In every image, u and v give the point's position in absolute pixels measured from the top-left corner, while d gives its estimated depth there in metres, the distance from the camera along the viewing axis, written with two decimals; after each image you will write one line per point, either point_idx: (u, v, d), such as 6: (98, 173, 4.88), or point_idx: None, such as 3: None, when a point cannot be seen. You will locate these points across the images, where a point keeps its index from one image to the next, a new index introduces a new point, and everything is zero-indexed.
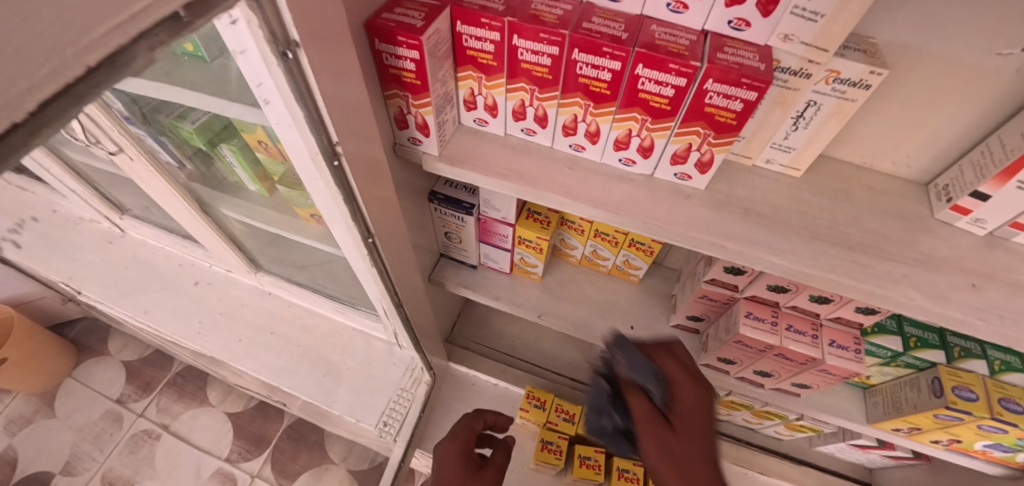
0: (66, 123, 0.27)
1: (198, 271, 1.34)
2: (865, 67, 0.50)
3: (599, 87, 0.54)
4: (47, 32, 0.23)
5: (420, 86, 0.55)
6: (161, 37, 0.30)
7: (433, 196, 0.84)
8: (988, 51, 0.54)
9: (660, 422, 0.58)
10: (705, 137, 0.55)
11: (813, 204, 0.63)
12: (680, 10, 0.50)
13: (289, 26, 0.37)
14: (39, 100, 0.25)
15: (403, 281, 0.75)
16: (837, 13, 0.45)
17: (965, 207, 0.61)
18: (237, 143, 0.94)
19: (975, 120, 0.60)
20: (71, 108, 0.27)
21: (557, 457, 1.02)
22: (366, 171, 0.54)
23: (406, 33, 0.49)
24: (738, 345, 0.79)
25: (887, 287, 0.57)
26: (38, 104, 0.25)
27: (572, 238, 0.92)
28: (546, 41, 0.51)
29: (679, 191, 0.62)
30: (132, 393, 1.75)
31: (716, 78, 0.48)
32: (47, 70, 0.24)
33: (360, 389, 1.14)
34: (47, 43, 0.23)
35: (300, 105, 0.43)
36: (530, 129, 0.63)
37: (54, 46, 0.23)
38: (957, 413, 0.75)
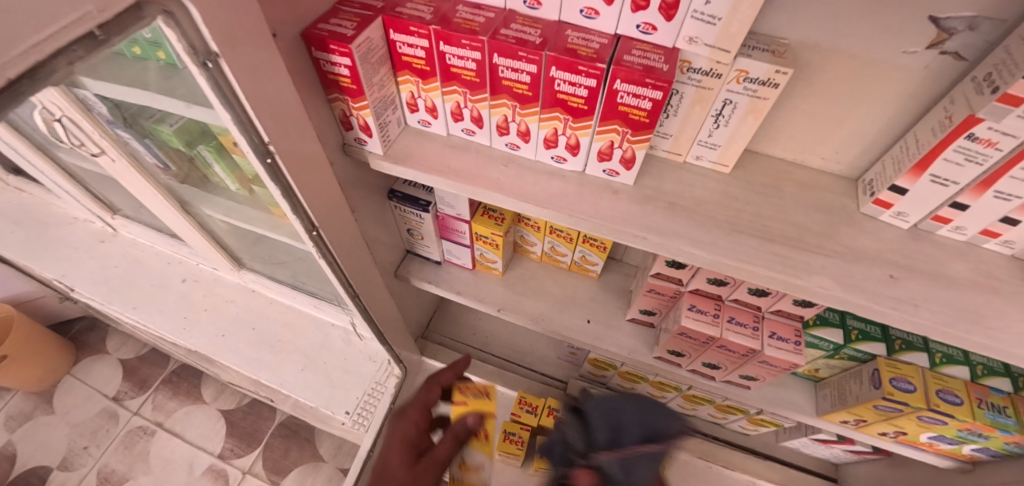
0: None
1: (185, 269, 1.38)
2: (770, 66, 0.53)
3: (521, 89, 0.57)
4: None
5: (356, 90, 0.58)
6: (79, 52, 0.33)
7: (391, 194, 0.87)
8: (894, 51, 0.56)
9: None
10: (624, 134, 0.58)
11: (740, 198, 0.66)
12: (593, 16, 0.54)
13: (207, 38, 0.41)
14: None
15: (356, 273, 0.79)
16: (731, 16, 0.48)
17: (885, 202, 0.64)
18: (214, 145, 0.98)
19: (893, 117, 0.63)
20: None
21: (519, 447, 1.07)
22: (303, 168, 0.58)
23: (336, 41, 0.53)
24: (683, 337, 0.83)
25: (804, 277, 0.60)
26: None
27: (530, 234, 0.96)
28: (468, 47, 0.55)
29: (608, 187, 0.65)
30: (129, 390, 1.80)
31: (624, 79, 0.51)
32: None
33: (335, 381, 1.18)
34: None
35: (227, 109, 0.46)
36: (469, 129, 0.67)
37: None
38: (896, 405, 0.77)
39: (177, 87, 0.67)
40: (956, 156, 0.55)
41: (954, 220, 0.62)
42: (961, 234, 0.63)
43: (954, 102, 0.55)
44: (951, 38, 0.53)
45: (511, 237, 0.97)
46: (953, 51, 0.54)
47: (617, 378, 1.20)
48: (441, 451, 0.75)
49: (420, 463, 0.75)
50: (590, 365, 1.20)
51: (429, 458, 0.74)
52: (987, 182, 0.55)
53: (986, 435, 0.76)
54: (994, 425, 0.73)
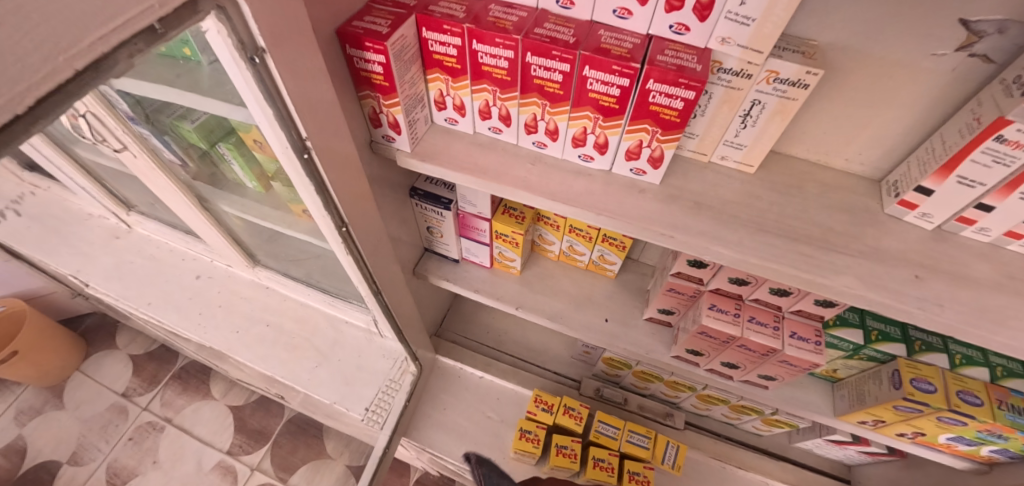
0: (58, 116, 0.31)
1: (199, 265, 1.39)
2: (801, 67, 0.53)
3: (552, 87, 0.58)
4: (43, 41, 0.27)
5: (388, 87, 0.59)
6: (139, 45, 0.34)
7: (413, 191, 0.88)
8: (923, 53, 0.57)
9: None
10: (653, 134, 0.58)
11: (764, 198, 0.67)
12: (626, 16, 0.54)
13: (256, 34, 0.41)
14: (36, 96, 0.29)
15: (380, 270, 0.79)
16: (766, 16, 0.48)
17: (910, 202, 0.64)
18: (234, 142, 0.99)
19: (919, 118, 0.63)
20: (65, 103, 0.31)
21: (535, 445, 1.07)
22: (336, 164, 0.59)
23: (372, 39, 0.54)
24: (702, 336, 0.83)
25: (829, 277, 0.60)
26: (36, 100, 0.29)
27: (548, 233, 0.96)
28: (502, 45, 0.55)
29: (635, 186, 0.66)
30: (138, 386, 1.81)
31: (657, 78, 0.52)
32: (40, 74, 0.28)
33: (349, 378, 1.17)
34: (38, 51, 0.27)
35: (270, 105, 0.47)
36: (496, 128, 0.68)
37: (49, 54, 0.28)
38: (916, 405, 0.77)
39: (208, 85, 0.68)
40: (983, 158, 0.55)
41: (979, 221, 0.62)
42: (985, 235, 0.64)
43: (982, 104, 0.56)
44: (981, 40, 0.54)
45: (530, 236, 0.97)
46: (982, 54, 0.55)
47: (630, 377, 1.21)
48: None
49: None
50: (604, 364, 1.20)
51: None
52: (1013, 185, 0.55)
53: (1005, 436, 0.77)
54: (1014, 426, 0.74)
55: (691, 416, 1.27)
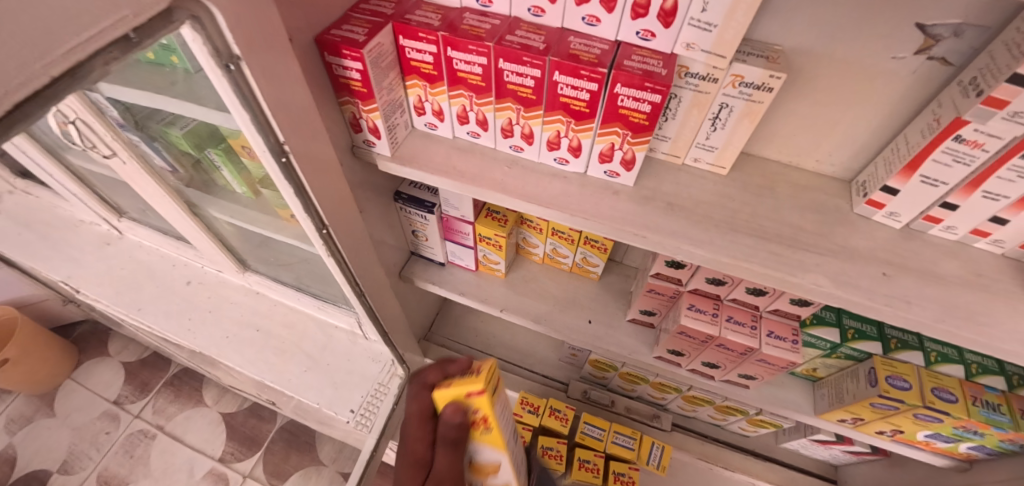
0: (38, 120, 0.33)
1: (190, 271, 1.40)
2: (764, 71, 0.55)
3: (526, 92, 0.59)
4: (16, 47, 0.29)
5: (366, 93, 0.61)
6: (115, 53, 0.35)
7: (397, 196, 0.89)
8: (884, 55, 0.59)
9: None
10: (624, 137, 0.60)
11: (736, 199, 0.68)
12: (594, 23, 0.56)
13: (231, 42, 0.43)
14: (14, 102, 0.30)
15: (363, 272, 0.80)
16: (727, 22, 0.50)
17: (878, 202, 0.66)
18: (223, 148, 1.01)
19: (884, 119, 0.65)
20: (42, 109, 0.33)
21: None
22: (316, 168, 0.60)
23: (349, 46, 0.55)
24: (683, 336, 0.84)
25: (799, 275, 0.62)
26: (13, 105, 0.31)
27: (532, 236, 0.97)
28: (475, 52, 0.57)
29: (609, 188, 0.68)
30: (130, 394, 1.81)
31: (624, 83, 0.53)
32: (17, 80, 0.30)
33: (338, 382, 1.19)
34: (12, 60, 0.29)
35: (246, 110, 0.48)
36: (474, 132, 0.69)
37: (24, 60, 0.29)
38: (892, 402, 0.78)
39: (192, 91, 0.70)
40: (944, 157, 0.57)
41: (945, 220, 0.64)
42: (952, 233, 0.65)
43: (942, 106, 0.58)
44: (938, 43, 0.56)
45: (513, 239, 0.99)
46: (940, 56, 0.57)
47: (617, 379, 1.22)
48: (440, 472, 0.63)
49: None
50: (591, 366, 1.21)
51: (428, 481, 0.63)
52: (976, 183, 0.57)
53: (981, 432, 0.78)
54: (988, 422, 0.75)
55: (679, 418, 1.27)
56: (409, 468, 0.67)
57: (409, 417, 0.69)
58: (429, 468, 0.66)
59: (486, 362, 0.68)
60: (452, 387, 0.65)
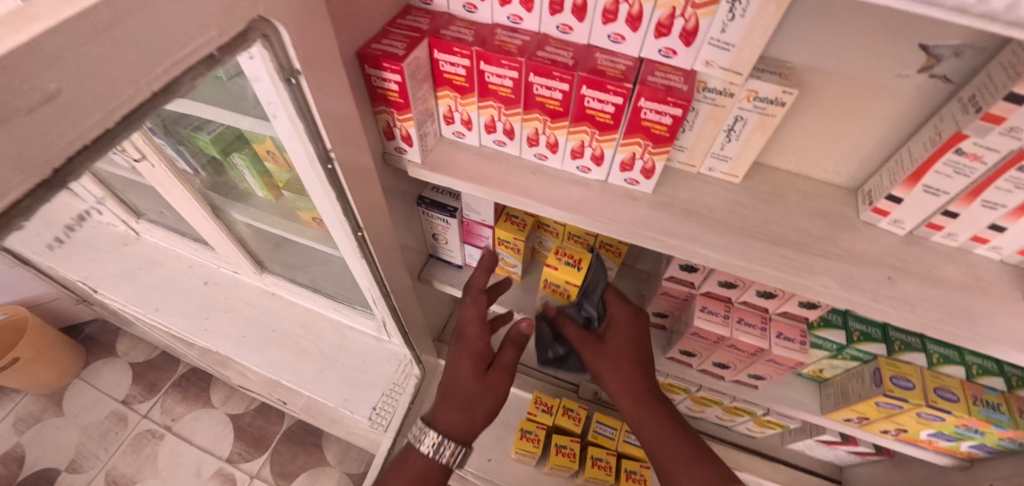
0: (138, 129, 0.37)
1: (207, 272, 1.43)
2: (778, 87, 0.59)
3: (553, 105, 0.63)
4: (128, 64, 0.33)
5: (402, 104, 0.65)
6: (200, 70, 0.40)
7: (420, 200, 0.93)
8: (890, 72, 0.62)
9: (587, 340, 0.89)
10: (645, 147, 0.64)
11: (748, 205, 0.72)
12: (619, 41, 0.60)
13: (293, 58, 0.47)
14: (122, 114, 0.35)
15: (390, 273, 0.83)
16: (744, 42, 0.54)
17: (883, 210, 0.70)
18: (248, 153, 1.05)
19: (890, 132, 0.69)
20: (142, 119, 0.37)
21: (535, 444, 1.09)
22: (356, 173, 0.64)
23: (390, 60, 0.59)
24: (695, 337, 0.88)
25: (808, 277, 0.65)
26: (122, 117, 0.35)
27: (548, 240, 1.01)
28: (507, 66, 0.61)
29: (628, 194, 0.71)
30: (138, 394, 1.84)
31: (648, 97, 0.57)
32: (126, 95, 0.34)
33: (353, 381, 1.21)
34: (125, 78, 0.34)
35: (301, 119, 0.52)
36: (500, 141, 0.73)
37: (134, 78, 0.34)
38: (897, 401, 0.82)
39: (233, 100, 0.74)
40: (946, 169, 0.61)
41: (947, 227, 0.68)
42: (953, 240, 0.69)
43: (944, 120, 0.61)
44: (940, 63, 0.60)
45: (530, 243, 1.02)
46: (942, 75, 0.61)
47: None
48: (507, 358, 0.85)
49: (490, 374, 0.83)
50: None
51: (499, 366, 0.84)
52: (976, 192, 0.61)
53: (981, 431, 0.81)
54: (988, 420, 0.78)
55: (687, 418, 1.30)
56: (469, 358, 0.85)
57: (471, 322, 0.88)
58: (486, 360, 0.86)
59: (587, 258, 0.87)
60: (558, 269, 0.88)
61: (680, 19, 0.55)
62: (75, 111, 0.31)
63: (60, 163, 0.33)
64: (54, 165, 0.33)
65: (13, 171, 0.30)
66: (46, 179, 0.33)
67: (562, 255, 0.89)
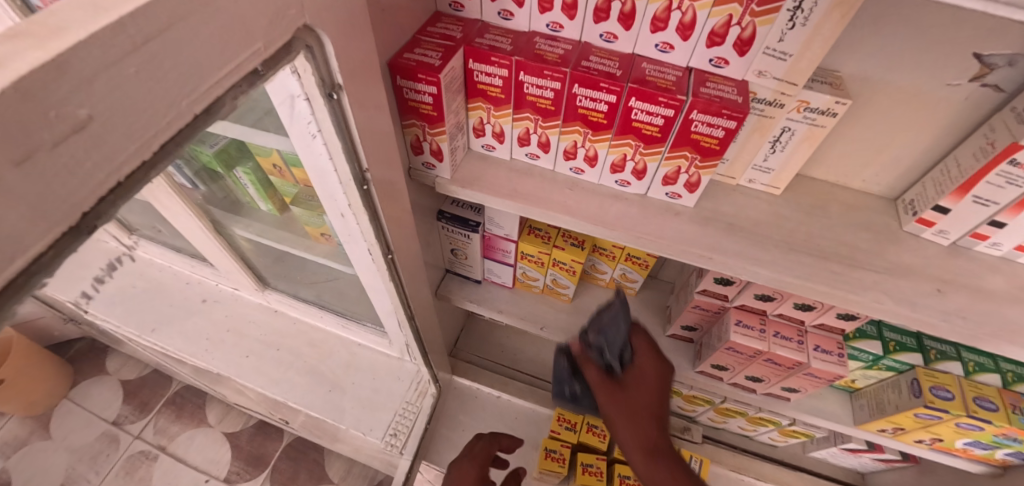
0: (175, 157, 0.33)
1: (206, 289, 1.36)
2: (831, 98, 0.57)
3: (596, 117, 0.60)
4: (169, 85, 0.29)
5: (436, 117, 0.61)
6: (243, 87, 0.36)
7: (440, 215, 0.89)
8: (940, 81, 0.61)
9: (610, 386, 0.73)
10: (692, 161, 0.61)
11: (790, 218, 0.70)
12: (667, 50, 0.57)
13: (335, 72, 0.43)
14: (160, 141, 0.31)
15: (414, 294, 0.80)
16: (803, 52, 0.52)
17: (928, 220, 0.68)
18: (251, 167, 1.00)
19: (934, 141, 0.67)
20: (180, 145, 0.33)
21: (559, 464, 1.07)
22: (388, 193, 0.60)
23: (426, 71, 0.56)
24: (729, 351, 0.85)
25: (860, 293, 0.63)
26: (160, 144, 0.31)
27: (602, 262, 0.96)
28: (549, 77, 0.58)
29: (670, 209, 0.69)
30: (129, 414, 1.64)
31: (701, 109, 0.54)
32: (166, 118, 0.30)
33: (368, 402, 1.16)
34: (166, 99, 0.30)
35: (339, 138, 0.48)
36: (533, 154, 0.70)
37: (173, 100, 0.30)
38: (937, 412, 0.80)
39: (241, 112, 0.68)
40: (998, 180, 0.59)
41: (992, 237, 0.66)
42: (997, 249, 0.68)
43: (995, 130, 0.60)
44: (992, 72, 0.58)
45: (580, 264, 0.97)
46: (994, 83, 0.59)
47: None
48: None
49: None
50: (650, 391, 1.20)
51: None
52: None
53: (1020, 439, 0.80)
54: None
55: (707, 429, 1.28)
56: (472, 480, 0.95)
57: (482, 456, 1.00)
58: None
59: (590, 236, 0.89)
60: (564, 248, 0.89)
61: (736, 27, 0.52)
62: (109, 142, 0.27)
63: (90, 205, 0.29)
64: (82, 208, 0.28)
65: (38, 216, 0.26)
66: (75, 223, 0.29)
67: (564, 235, 0.90)
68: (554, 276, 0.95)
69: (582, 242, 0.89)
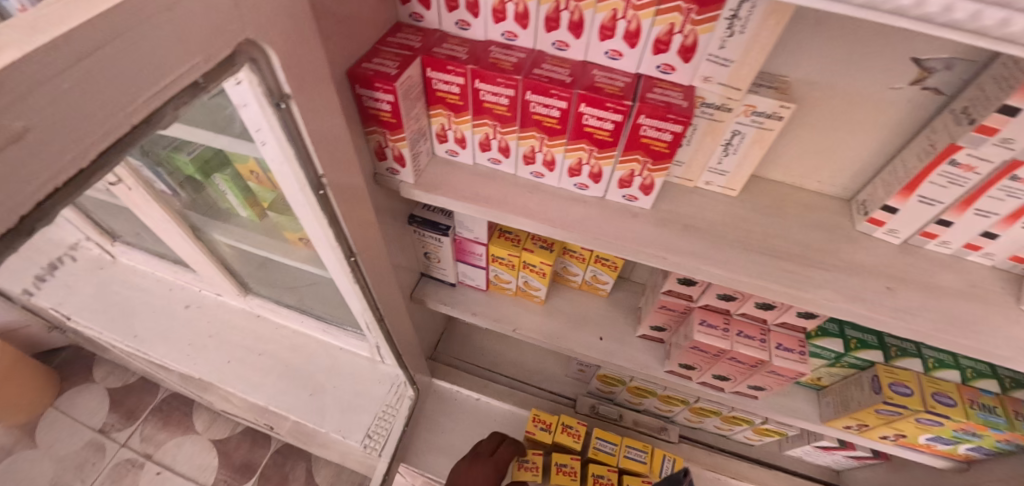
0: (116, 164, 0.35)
1: (188, 294, 1.35)
2: (775, 102, 0.59)
3: (550, 122, 0.62)
4: (106, 100, 0.31)
5: (395, 124, 0.63)
6: (184, 99, 0.37)
7: (411, 219, 0.90)
8: (883, 85, 0.63)
9: None
10: (645, 164, 0.63)
11: (747, 219, 0.72)
12: (617, 57, 0.59)
13: (283, 82, 0.45)
14: (98, 151, 0.33)
15: (383, 296, 0.81)
16: (744, 59, 0.54)
17: (879, 220, 0.70)
18: (229, 174, 0.98)
19: (882, 143, 0.69)
20: (120, 154, 0.35)
21: (533, 473, 1.10)
22: (347, 197, 0.62)
23: (382, 80, 0.57)
24: (695, 350, 0.87)
25: (811, 290, 0.65)
26: (98, 153, 0.33)
27: (572, 264, 0.98)
28: (503, 85, 0.59)
29: (628, 210, 0.70)
30: (116, 422, 1.68)
31: (648, 114, 0.56)
32: (104, 129, 0.32)
33: (347, 407, 1.16)
34: (104, 112, 0.31)
35: (292, 145, 0.50)
36: (495, 159, 0.72)
37: (112, 112, 0.32)
38: (896, 408, 0.82)
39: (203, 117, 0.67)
40: (940, 180, 0.61)
41: (941, 235, 0.68)
42: (946, 248, 0.70)
43: (937, 132, 0.62)
44: (932, 75, 0.60)
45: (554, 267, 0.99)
46: (934, 87, 0.61)
47: (625, 394, 1.23)
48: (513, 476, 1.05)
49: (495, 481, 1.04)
50: (629, 393, 1.22)
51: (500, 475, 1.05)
52: (969, 202, 0.62)
53: (979, 434, 0.82)
54: (987, 423, 0.79)
55: (684, 429, 1.29)
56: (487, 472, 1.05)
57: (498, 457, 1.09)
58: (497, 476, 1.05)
59: (558, 239, 0.91)
60: (532, 250, 0.90)
61: (679, 35, 0.54)
62: (46, 152, 0.29)
63: (27, 210, 0.31)
64: (19, 212, 0.30)
65: None
66: (13, 226, 0.30)
67: (532, 238, 0.92)
68: (526, 278, 0.96)
69: (550, 244, 0.91)
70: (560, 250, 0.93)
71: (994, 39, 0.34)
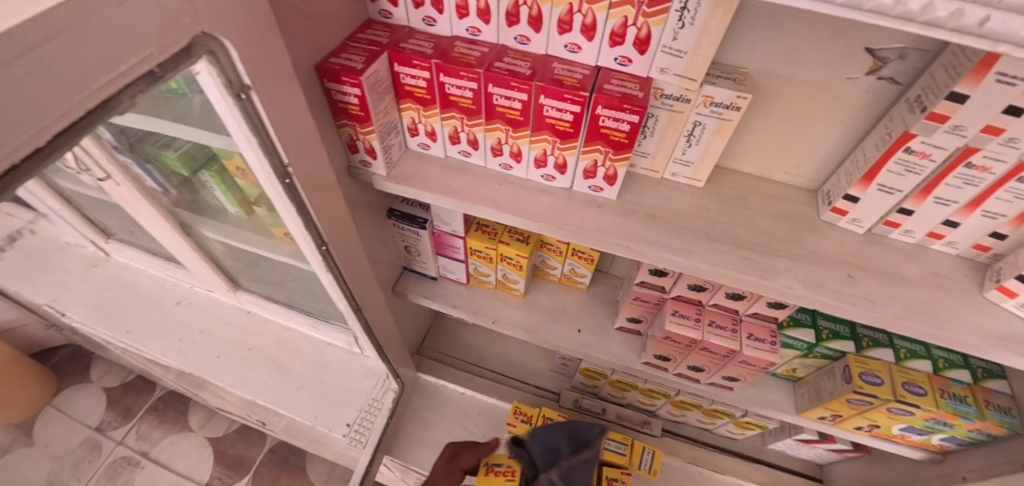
0: (72, 146, 0.36)
1: (178, 291, 1.37)
2: (731, 92, 0.60)
3: (514, 114, 0.64)
4: (62, 86, 0.32)
5: (363, 117, 0.65)
6: (140, 86, 0.39)
7: (390, 213, 0.92)
8: (840, 76, 0.64)
9: None
10: (606, 154, 0.64)
11: (712, 209, 0.73)
12: (576, 50, 0.61)
13: (242, 74, 0.47)
14: (54, 132, 0.34)
15: (359, 287, 0.83)
16: (695, 49, 0.55)
17: (841, 209, 0.71)
18: (216, 170, 1.01)
19: (842, 134, 0.71)
20: (76, 136, 0.36)
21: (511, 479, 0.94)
22: (315, 187, 0.64)
23: (348, 74, 0.59)
24: (667, 341, 0.89)
25: (771, 278, 0.66)
26: (53, 135, 0.34)
27: (550, 258, 1.00)
28: (466, 78, 0.61)
29: (593, 201, 0.72)
30: (112, 420, 1.69)
31: (605, 104, 0.58)
32: (60, 113, 0.33)
33: (332, 399, 1.18)
34: (58, 96, 0.33)
35: (255, 134, 0.52)
36: (465, 151, 0.73)
37: (68, 97, 0.33)
38: (866, 397, 0.83)
39: (182, 110, 0.69)
40: (897, 168, 0.63)
41: (903, 224, 0.69)
42: (910, 237, 0.71)
43: (893, 121, 0.63)
44: (886, 65, 0.61)
45: (533, 261, 1.01)
46: (889, 77, 0.62)
47: (608, 387, 1.25)
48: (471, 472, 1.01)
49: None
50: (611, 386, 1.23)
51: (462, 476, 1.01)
52: (927, 190, 0.63)
53: (950, 424, 0.82)
54: (956, 413, 0.79)
55: (667, 423, 1.31)
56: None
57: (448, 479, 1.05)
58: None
59: (535, 232, 0.93)
60: (508, 242, 0.92)
61: (632, 27, 0.56)
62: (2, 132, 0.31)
63: None
64: None
65: None
66: None
67: (510, 231, 0.94)
68: (504, 272, 0.98)
69: (526, 237, 0.93)
70: (538, 243, 0.96)
71: (922, 25, 0.34)
